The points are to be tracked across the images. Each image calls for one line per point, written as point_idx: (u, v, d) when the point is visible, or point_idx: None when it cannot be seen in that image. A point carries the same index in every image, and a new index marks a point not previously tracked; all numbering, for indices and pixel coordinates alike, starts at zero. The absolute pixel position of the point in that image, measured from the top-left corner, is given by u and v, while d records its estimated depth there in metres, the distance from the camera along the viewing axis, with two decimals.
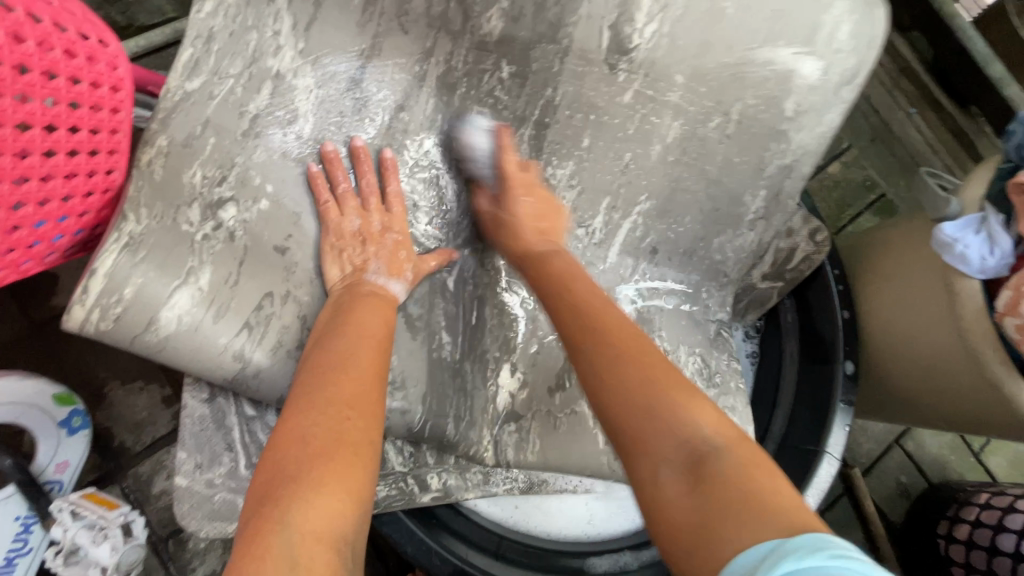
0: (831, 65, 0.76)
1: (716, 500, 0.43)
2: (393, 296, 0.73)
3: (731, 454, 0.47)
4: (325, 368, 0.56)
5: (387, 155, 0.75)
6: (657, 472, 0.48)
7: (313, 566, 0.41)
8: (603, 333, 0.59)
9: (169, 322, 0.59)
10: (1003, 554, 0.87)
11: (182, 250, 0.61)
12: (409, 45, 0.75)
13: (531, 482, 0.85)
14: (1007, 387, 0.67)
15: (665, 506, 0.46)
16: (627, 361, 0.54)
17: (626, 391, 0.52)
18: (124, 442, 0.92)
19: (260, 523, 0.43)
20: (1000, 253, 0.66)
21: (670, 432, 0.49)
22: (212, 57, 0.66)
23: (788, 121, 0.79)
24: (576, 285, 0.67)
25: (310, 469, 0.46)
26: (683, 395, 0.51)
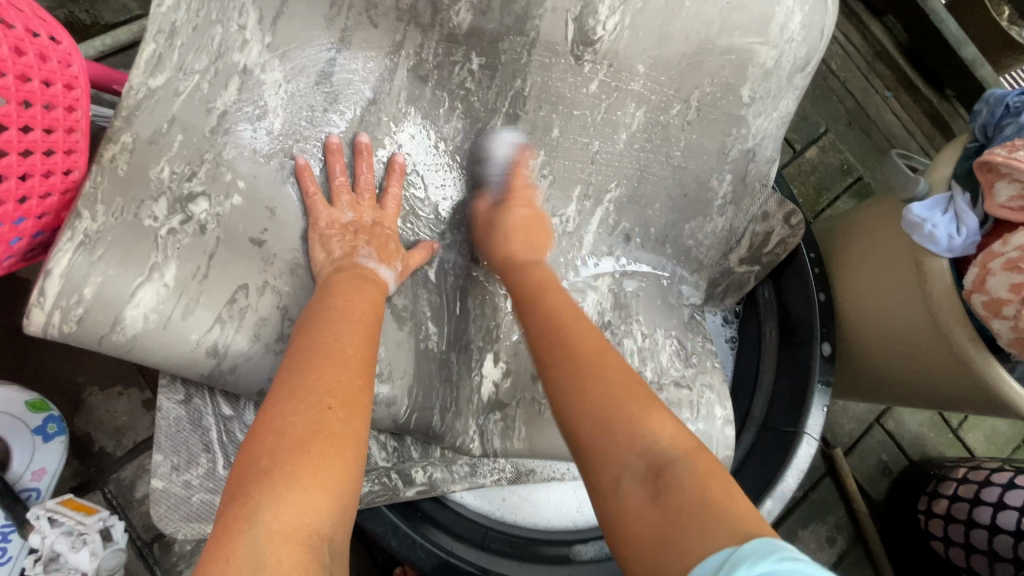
0: (783, 53, 0.81)
1: (673, 510, 0.43)
2: (385, 282, 0.70)
3: (690, 464, 0.46)
4: (307, 352, 0.53)
5: (398, 158, 0.77)
6: (619, 481, 0.47)
7: (282, 567, 0.40)
8: (569, 347, 0.57)
9: (134, 321, 0.57)
10: (980, 526, 0.91)
11: (144, 246, 0.58)
12: (378, 38, 0.75)
13: (518, 472, 0.87)
14: (977, 363, 0.68)
15: (629, 518, 0.46)
16: (587, 377, 0.53)
17: (588, 400, 0.52)
18: (105, 447, 0.91)
19: (229, 521, 0.42)
20: (966, 231, 0.68)
21: (630, 443, 0.48)
22: (175, 52, 0.64)
23: (746, 106, 0.85)
24: (549, 295, 0.67)
25: (281, 464, 0.44)
26: (647, 405, 0.51)
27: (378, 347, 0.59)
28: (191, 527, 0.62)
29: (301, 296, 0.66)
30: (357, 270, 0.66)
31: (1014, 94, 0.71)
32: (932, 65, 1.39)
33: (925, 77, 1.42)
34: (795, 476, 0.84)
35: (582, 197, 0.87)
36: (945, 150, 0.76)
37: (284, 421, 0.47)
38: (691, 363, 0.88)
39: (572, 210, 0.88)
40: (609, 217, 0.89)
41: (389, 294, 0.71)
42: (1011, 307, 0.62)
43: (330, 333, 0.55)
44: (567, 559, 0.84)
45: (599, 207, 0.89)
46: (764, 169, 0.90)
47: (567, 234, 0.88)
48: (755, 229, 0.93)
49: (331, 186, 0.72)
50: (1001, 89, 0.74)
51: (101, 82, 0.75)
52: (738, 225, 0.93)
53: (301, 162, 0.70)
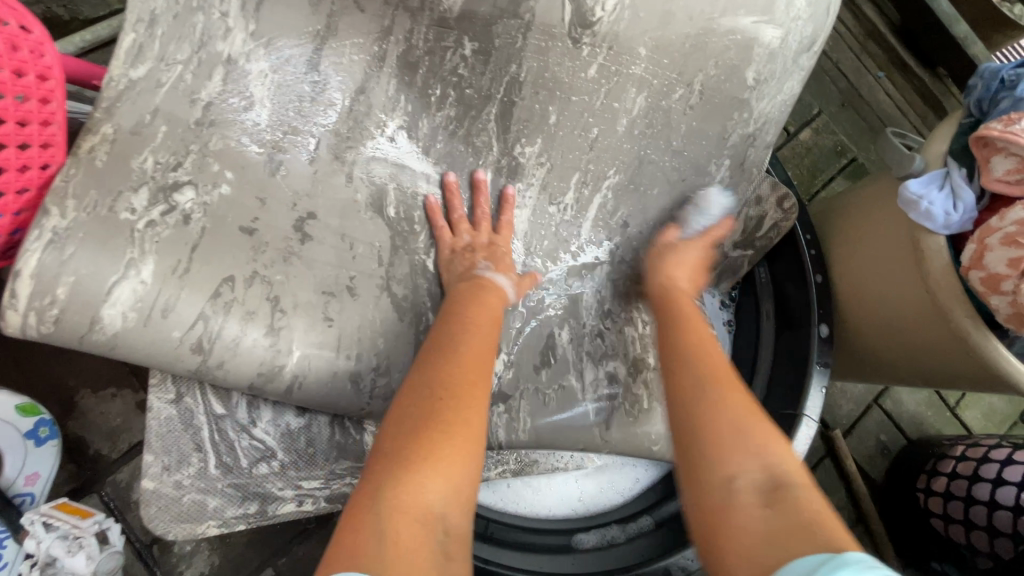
0: (789, 32, 0.80)
1: (791, 516, 0.48)
2: (503, 291, 0.76)
3: (807, 489, 0.52)
4: (435, 358, 0.63)
5: (480, 176, 0.81)
6: (734, 484, 0.53)
7: (399, 536, 0.48)
8: (700, 365, 0.65)
9: (113, 319, 0.56)
10: (979, 503, 0.92)
11: (119, 240, 0.57)
12: (366, 24, 0.73)
13: (522, 463, 0.84)
14: (975, 340, 0.67)
15: (733, 511, 0.51)
16: (722, 391, 0.61)
17: (720, 414, 0.58)
18: (100, 450, 0.90)
19: (360, 499, 0.51)
20: (963, 208, 0.67)
21: (753, 455, 0.54)
22: (157, 42, 0.64)
23: (750, 89, 0.83)
24: (697, 326, 0.73)
25: (403, 453, 0.54)
26: (770, 434, 0.57)
27: (492, 357, 0.67)
28: (183, 527, 0.61)
29: (293, 285, 0.65)
30: (477, 282, 0.74)
31: (1008, 67, 0.71)
32: (923, 44, 1.39)
33: (918, 56, 1.41)
34: None
35: (581, 183, 0.85)
36: (940, 127, 0.75)
37: (406, 414, 0.57)
38: None
39: (570, 197, 0.85)
40: (606, 205, 0.86)
41: (507, 304, 0.77)
42: (1010, 282, 0.61)
43: (451, 342, 0.65)
44: (568, 548, 0.84)
45: (598, 194, 0.86)
46: (761, 155, 0.89)
47: (566, 222, 0.86)
48: (749, 213, 0.91)
49: (451, 218, 0.79)
50: (995, 63, 0.73)
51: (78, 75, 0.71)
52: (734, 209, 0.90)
53: (432, 200, 0.78)
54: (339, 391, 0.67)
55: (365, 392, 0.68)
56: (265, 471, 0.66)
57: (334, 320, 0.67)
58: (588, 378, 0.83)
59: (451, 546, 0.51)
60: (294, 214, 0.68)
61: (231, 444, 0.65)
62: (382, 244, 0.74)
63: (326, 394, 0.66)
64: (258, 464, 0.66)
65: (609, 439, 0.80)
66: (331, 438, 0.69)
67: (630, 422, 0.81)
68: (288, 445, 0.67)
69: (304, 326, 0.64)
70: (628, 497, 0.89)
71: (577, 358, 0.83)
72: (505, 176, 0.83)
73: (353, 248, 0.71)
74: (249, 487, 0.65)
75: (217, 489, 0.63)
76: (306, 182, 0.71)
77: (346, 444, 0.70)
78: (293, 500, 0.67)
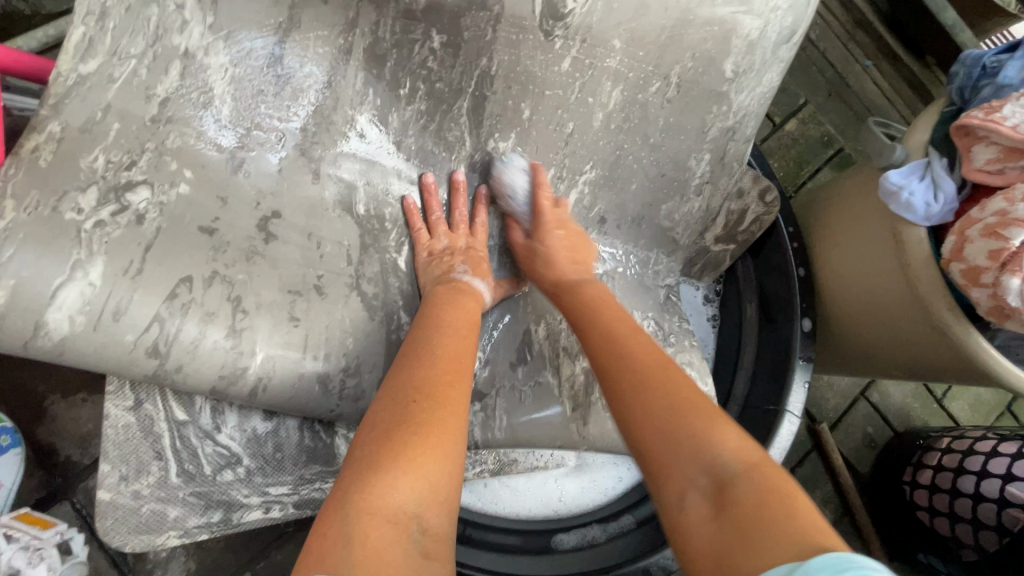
0: (768, 23, 0.77)
1: (737, 522, 0.44)
2: (480, 294, 0.77)
3: (752, 479, 0.47)
4: (409, 357, 0.62)
5: (460, 177, 0.81)
6: (683, 495, 0.49)
7: (368, 538, 0.46)
8: (631, 364, 0.61)
9: (59, 324, 0.53)
10: (964, 495, 0.91)
11: (64, 241, 0.54)
12: (330, 16, 0.70)
13: (501, 463, 0.83)
14: (955, 332, 0.66)
15: (691, 530, 0.47)
16: (654, 393, 0.57)
17: (655, 419, 0.55)
18: (71, 456, 0.88)
19: (328, 504, 0.49)
20: (943, 198, 0.66)
21: (693, 458, 0.50)
22: (108, 36, 0.61)
23: (728, 82, 0.81)
24: (617, 318, 0.69)
25: (372, 452, 0.52)
26: (712, 423, 0.53)
27: (473, 359, 0.66)
28: (140, 539, 0.61)
29: (257, 283, 0.63)
30: (456, 285, 0.74)
31: (991, 54, 0.69)
32: (912, 31, 1.37)
33: (907, 44, 1.39)
34: (777, 455, 0.81)
35: (557, 178, 0.84)
36: (919, 118, 0.73)
37: (377, 414, 0.56)
38: (668, 343, 0.87)
39: None
40: (583, 201, 0.87)
41: (484, 306, 0.78)
42: (989, 274, 0.59)
43: (426, 343, 0.64)
44: (548, 549, 0.83)
45: (573, 189, 0.85)
46: (743, 148, 0.87)
47: None
48: (730, 208, 0.90)
49: (429, 221, 0.80)
50: (977, 49, 0.71)
51: (10, 70, 0.65)
52: (714, 205, 0.90)
53: (409, 201, 0.79)
54: (305, 393, 0.65)
55: (334, 393, 0.67)
56: (230, 478, 0.65)
57: (300, 320, 0.65)
58: (564, 375, 0.82)
59: (429, 545, 0.49)
60: (258, 213, 0.67)
61: (193, 451, 0.64)
62: (350, 243, 0.73)
63: (294, 397, 0.65)
64: (223, 471, 0.65)
65: (587, 434, 0.79)
66: (300, 442, 0.68)
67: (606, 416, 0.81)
68: (254, 451, 0.66)
69: (268, 326, 0.62)
70: (610, 495, 0.88)
71: (553, 355, 0.83)
72: (480, 172, 0.82)
73: (320, 248, 0.70)
74: (212, 495, 0.65)
75: (178, 498, 0.63)
76: (271, 181, 0.69)
77: (316, 448, 0.69)
78: (260, 505, 0.66)
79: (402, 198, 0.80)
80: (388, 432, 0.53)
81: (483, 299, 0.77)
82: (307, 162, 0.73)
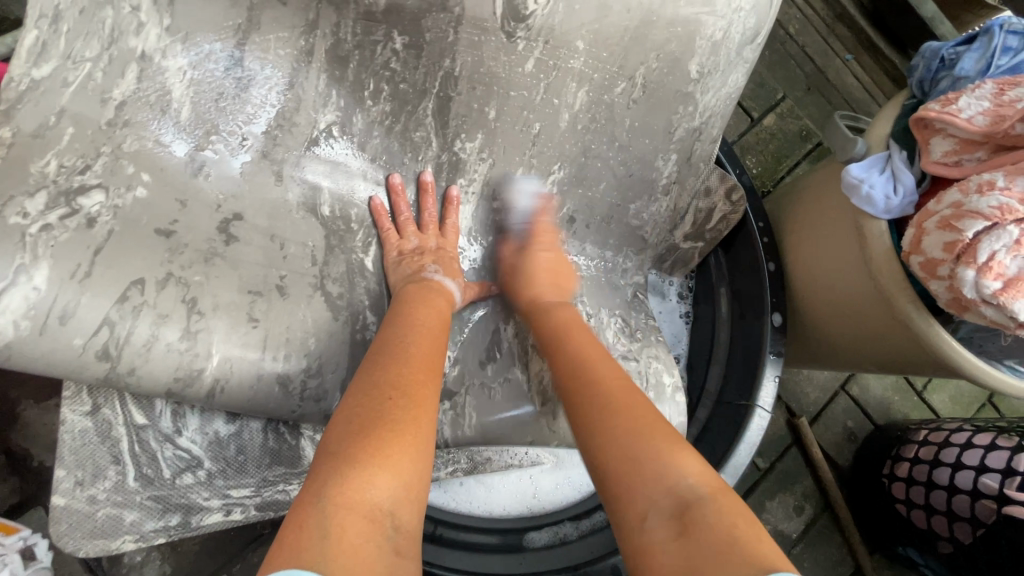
0: (732, 23, 0.76)
1: (701, 544, 0.44)
2: (450, 294, 0.76)
3: (715, 505, 0.47)
4: (382, 354, 0.62)
5: (427, 178, 0.81)
6: (644, 520, 0.49)
7: (343, 532, 0.45)
8: (597, 388, 0.61)
9: (3, 330, 0.52)
10: (939, 487, 0.91)
11: (9, 245, 0.53)
12: (289, 17, 0.68)
13: (474, 462, 0.83)
14: (917, 324, 0.66)
15: (652, 554, 0.46)
16: (618, 419, 0.57)
17: (617, 442, 0.54)
18: (45, 462, 0.88)
19: (302, 496, 0.48)
20: (903, 190, 0.66)
21: (655, 482, 0.50)
22: (62, 40, 0.59)
23: (693, 83, 0.80)
24: (580, 338, 0.70)
25: (348, 447, 0.51)
26: (673, 448, 0.53)
27: (443, 357, 0.66)
28: (95, 543, 0.63)
29: (213, 285, 0.63)
30: (424, 284, 0.73)
31: (949, 46, 0.69)
32: (892, 24, 1.36)
33: (887, 37, 1.39)
34: (748, 450, 0.82)
35: (525, 178, 0.84)
36: (885, 106, 0.73)
37: (353, 410, 0.55)
38: (635, 338, 0.88)
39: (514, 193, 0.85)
40: (552, 202, 0.87)
41: (455, 306, 0.77)
42: (946, 266, 0.59)
43: (399, 341, 0.63)
44: (519, 547, 0.83)
45: (542, 189, 0.86)
46: (709, 148, 0.87)
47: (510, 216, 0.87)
48: (699, 206, 0.91)
49: (397, 221, 0.80)
50: (936, 42, 0.72)
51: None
52: (682, 203, 0.90)
53: (376, 202, 0.79)
54: (266, 394, 0.65)
55: (295, 394, 0.67)
56: (190, 481, 0.67)
57: (260, 321, 0.65)
58: (533, 371, 0.82)
59: (402, 543, 0.48)
60: (219, 216, 0.67)
61: (153, 455, 0.65)
62: (315, 244, 0.73)
63: (252, 398, 0.65)
64: (182, 474, 0.67)
65: (558, 429, 0.79)
66: (263, 444, 0.70)
67: None
68: (216, 454, 0.68)
69: (225, 327, 0.62)
70: (584, 492, 0.88)
71: (523, 351, 0.83)
72: (447, 172, 0.82)
73: (283, 248, 0.70)
74: (170, 499, 0.66)
75: (135, 503, 0.64)
76: (232, 184, 0.70)
77: (280, 450, 0.71)
78: (220, 508, 0.68)
79: (369, 199, 0.80)
80: (367, 428, 0.53)
81: (453, 299, 0.76)
82: (269, 164, 0.73)
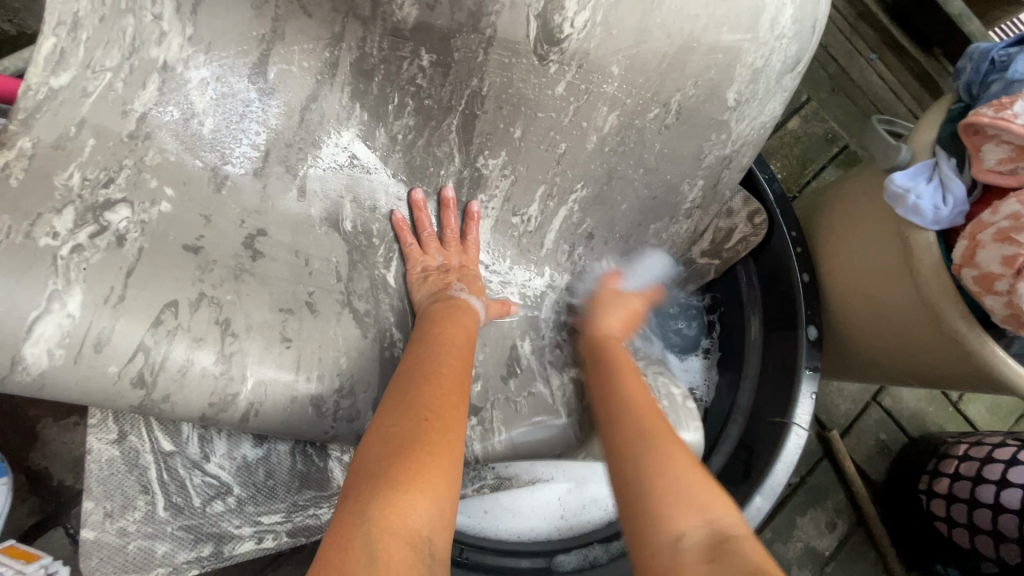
0: (772, 52, 0.71)
1: (736, 568, 0.46)
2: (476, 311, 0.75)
3: (750, 543, 0.50)
4: (412, 372, 0.60)
5: (449, 193, 0.79)
6: (679, 542, 0.51)
7: (389, 558, 0.43)
8: (638, 416, 0.66)
9: (38, 359, 0.51)
10: (983, 505, 0.86)
11: (40, 271, 0.51)
12: (315, 29, 0.66)
13: (501, 478, 0.77)
14: (969, 340, 0.62)
15: (682, 574, 0.48)
16: (666, 445, 0.60)
17: (655, 464, 0.58)
18: (65, 481, 0.87)
19: (343, 518, 0.46)
20: (953, 201, 0.62)
21: (695, 508, 0.53)
22: (81, 48, 0.56)
23: (730, 110, 0.76)
24: (628, 374, 0.74)
25: (388, 467, 0.49)
26: (710, 487, 0.56)
27: (471, 376, 0.64)
28: None
29: (246, 303, 0.61)
30: (450, 303, 0.72)
31: (1000, 47, 0.66)
32: (918, 22, 1.32)
33: (913, 36, 1.34)
34: (785, 470, 0.79)
35: (545, 196, 0.83)
36: (929, 111, 0.70)
37: (390, 429, 0.52)
38: None
39: (534, 209, 0.84)
40: (571, 219, 0.85)
41: (480, 323, 0.75)
42: (1004, 281, 0.56)
43: (429, 360, 0.61)
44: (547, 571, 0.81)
45: (563, 206, 0.84)
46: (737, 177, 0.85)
47: (528, 232, 0.86)
48: (719, 225, 0.91)
49: (420, 236, 0.78)
50: (986, 43, 0.69)
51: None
52: (703, 224, 0.90)
53: (397, 216, 0.77)
54: (299, 415, 0.63)
55: (327, 415, 0.65)
56: (220, 509, 0.66)
57: (292, 340, 0.63)
58: (555, 387, 0.82)
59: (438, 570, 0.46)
60: (243, 231, 0.66)
61: (181, 483, 0.65)
62: (339, 260, 0.72)
63: (286, 419, 0.63)
64: (212, 502, 0.66)
65: (585, 439, 0.81)
66: (292, 467, 0.69)
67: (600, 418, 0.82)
68: (245, 479, 0.67)
69: (259, 348, 0.60)
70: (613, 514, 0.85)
71: (542, 369, 0.84)
72: (468, 187, 0.80)
73: (309, 264, 0.69)
74: (202, 528, 0.64)
75: (166, 533, 0.63)
76: (256, 199, 0.68)
77: (309, 473, 0.70)
78: (252, 536, 0.66)
79: (391, 213, 0.78)
80: (404, 449, 0.50)
81: (479, 317, 0.75)
82: (292, 177, 0.71)
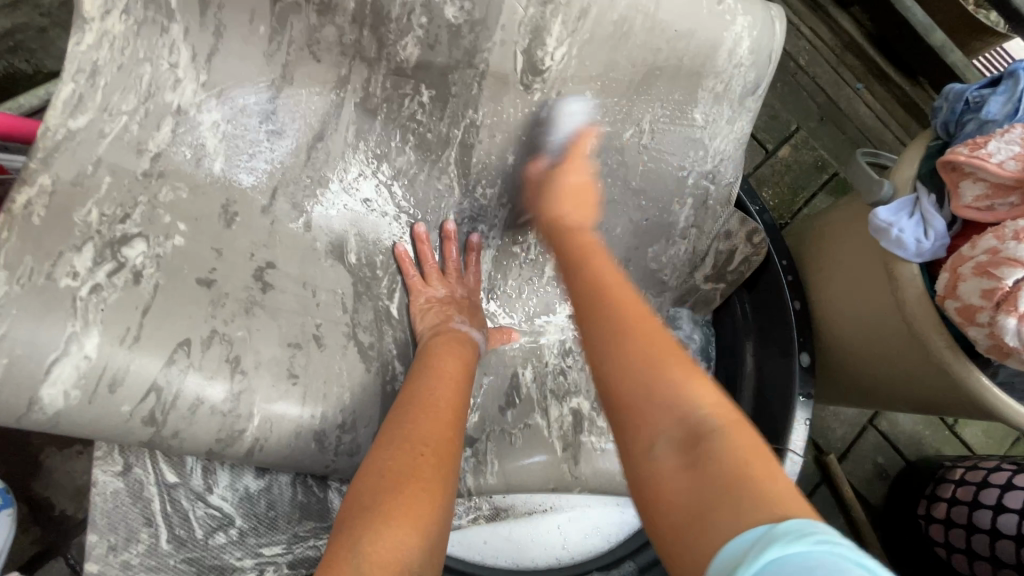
0: (732, 78, 0.79)
1: (713, 474, 0.39)
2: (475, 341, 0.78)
3: (728, 437, 0.42)
4: (408, 406, 0.61)
5: (449, 225, 0.81)
6: (654, 447, 0.43)
7: None
8: (614, 309, 0.54)
9: (54, 399, 0.52)
10: (981, 531, 0.85)
11: (58, 313, 0.53)
12: (323, 73, 0.70)
13: (496, 509, 0.84)
14: (955, 369, 0.64)
15: (664, 485, 0.41)
16: (633, 343, 0.49)
17: (627, 359, 0.48)
18: (66, 510, 0.87)
19: (334, 552, 0.46)
20: (934, 235, 0.65)
21: (667, 408, 0.44)
22: (99, 92, 0.59)
23: (699, 129, 0.82)
24: (599, 264, 0.62)
25: (381, 503, 0.50)
26: (685, 373, 0.47)
27: (467, 408, 0.65)
28: None
29: (256, 339, 0.63)
30: (450, 334, 0.74)
31: (973, 88, 0.69)
32: (902, 50, 1.36)
33: (896, 64, 1.38)
34: None
35: None
36: (908, 149, 0.73)
37: (385, 464, 0.54)
38: None
39: (533, 237, 0.86)
40: None
41: (480, 353, 0.78)
42: (985, 313, 0.58)
43: (427, 392, 0.63)
44: None
45: None
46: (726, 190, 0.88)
47: (528, 261, 0.88)
48: (718, 248, 0.91)
49: (423, 269, 0.80)
50: (959, 84, 0.72)
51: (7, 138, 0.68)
52: (701, 247, 0.91)
53: (400, 248, 0.79)
54: (301, 450, 0.65)
55: (329, 449, 0.67)
56: (222, 541, 0.67)
57: (299, 377, 0.65)
58: (553, 417, 0.84)
59: None
60: (252, 265, 0.67)
61: (184, 515, 0.66)
62: (344, 291, 0.74)
63: (290, 455, 0.65)
64: (214, 534, 0.67)
65: (580, 474, 0.80)
66: (293, 498, 0.71)
67: (597, 454, 0.82)
68: (247, 510, 0.69)
69: (267, 385, 0.62)
70: (613, 542, 0.86)
71: (541, 398, 0.85)
72: (469, 219, 0.83)
73: (316, 296, 0.71)
74: (203, 560, 0.66)
75: (168, 567, 0.64)
76: (263, 234, 0.70)
77: (309, 504, 0.72)
78: (253, 568, 0.68)
79: (393, 246, 0.80)
80: (399, 484, 0.52)
81: (478, 347, 0.77)
82: (299, 213, 0.73)
